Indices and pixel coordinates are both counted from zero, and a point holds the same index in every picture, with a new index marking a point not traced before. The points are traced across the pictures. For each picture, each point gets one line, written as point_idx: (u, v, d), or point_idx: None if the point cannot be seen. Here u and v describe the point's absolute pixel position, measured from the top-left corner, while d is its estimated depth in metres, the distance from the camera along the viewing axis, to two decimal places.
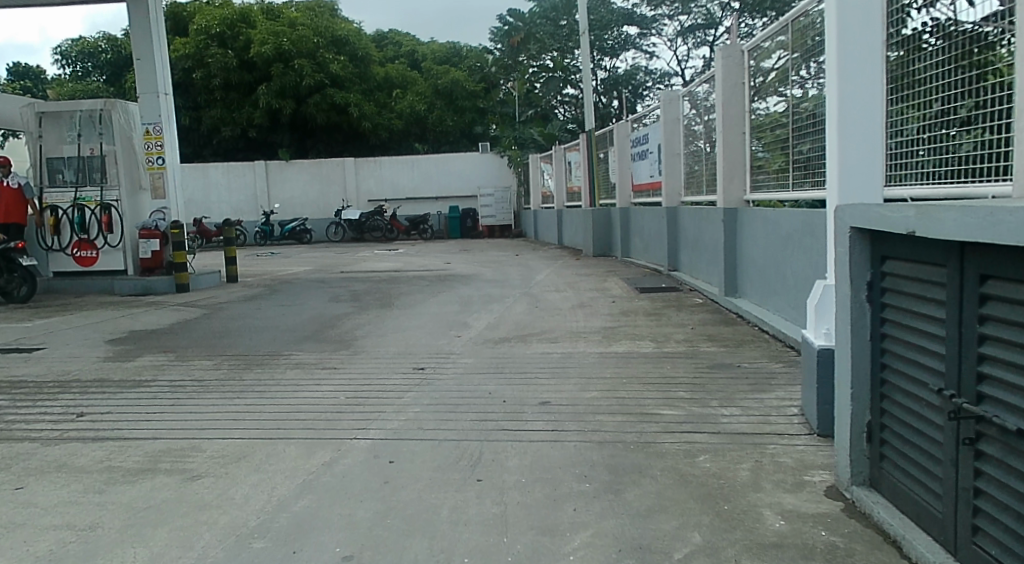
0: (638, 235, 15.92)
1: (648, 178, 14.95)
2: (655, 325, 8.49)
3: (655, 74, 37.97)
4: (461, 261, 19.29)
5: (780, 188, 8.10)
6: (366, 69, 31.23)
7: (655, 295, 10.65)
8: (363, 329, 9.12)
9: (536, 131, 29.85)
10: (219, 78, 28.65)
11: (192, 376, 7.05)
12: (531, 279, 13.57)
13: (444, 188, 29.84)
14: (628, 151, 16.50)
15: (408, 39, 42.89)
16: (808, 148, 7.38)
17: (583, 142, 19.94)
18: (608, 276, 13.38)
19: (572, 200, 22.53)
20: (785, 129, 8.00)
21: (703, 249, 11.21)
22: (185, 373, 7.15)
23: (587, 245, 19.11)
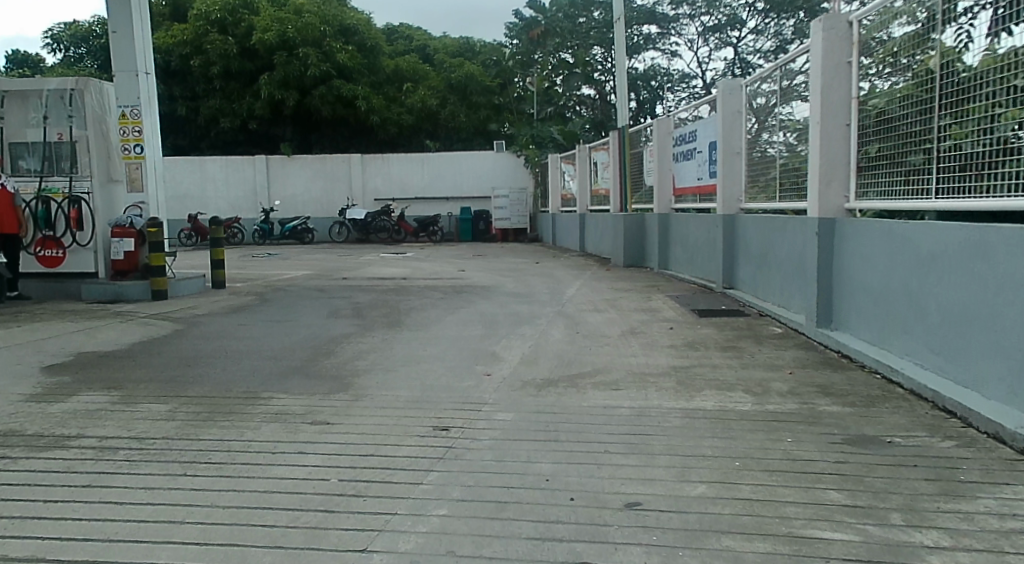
0: (680, 246, 14.10)
1: (694, 181, 13.27)
2: (739, 367, 6.65)
3: (675, 74, 36.19)
4: (476, 269, 17.46)
5: (912, 194, 6.35)
6: (375, 61, 29.35)
7: (720, 322, 8.81)
8: (366, 360, 7.28)
9: (555, 130, 28.10)
10: (219, 66, 26.79)
11: (137, 428, 5.18)
12: (562, 295, 11.74)
13: (455, 189, 28.02)
14: (670, 155, 14.79)
15: (419, 33, 41.01)
16: (961, 144, 5.77)
17: (614, 140, 18.28)
18: (652, 294, 11.55)
19: (597, 204, 20.72)
20: (916, 117, 6.31)
21: (775, 265, 9.43)
22: (128, 424, 5.28)
23: (617, 255, 17.30)
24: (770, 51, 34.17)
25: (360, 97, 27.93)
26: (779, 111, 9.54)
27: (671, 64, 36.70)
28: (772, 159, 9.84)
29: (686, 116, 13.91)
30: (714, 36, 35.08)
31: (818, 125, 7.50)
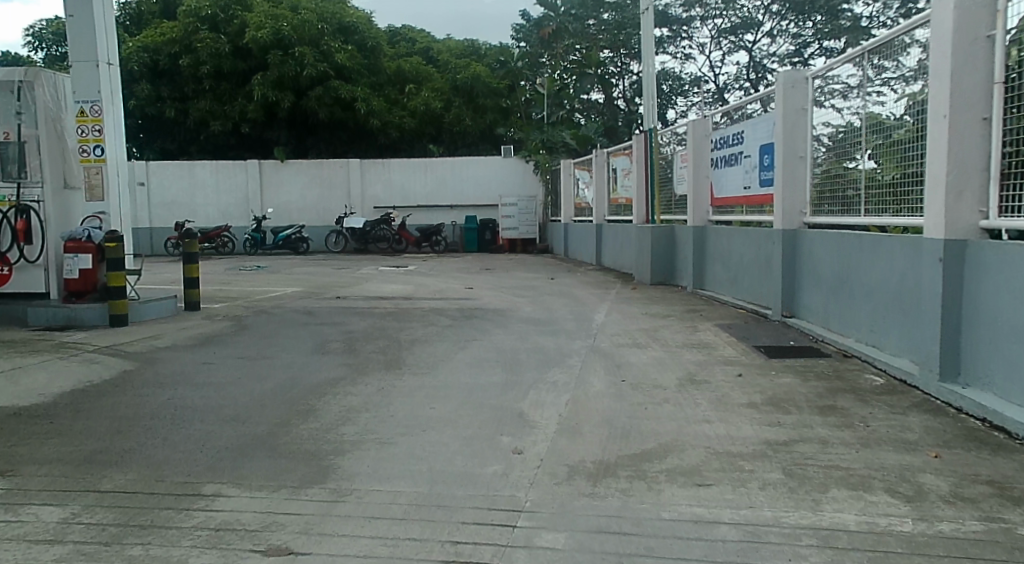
0: (722, 264, 12.39)
1: (739, 191, 11.76)
2: (858, 445, 4.93)
3: (687, 79, 34.49)
4: (485, 285, 15.77)
5: None
6: (376, 61, 27.65)
7: (798, 367, 7.09)
8: (357, 424, 5.55)
9: (568, 134, 26.42)
10: (209, 66, 25.01)
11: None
12: (591, 323, 10.05)
13: (460, 196, 26.33)
14: (708, 160, 13.17)
15: (421, 35, 39.39)
16: None
17: (639, 144, 16.61)
18: (697, 323, 9.83)
19: (616, 214, 19.09)
20: None
21: (862, 294, 7.74)
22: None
23: (642, 271, 15.61)
24: (787, 55, 32.54)
25: (359, 99, 26.15)
26: (861, 109, 8.23)
27: (683, 68, 35.00)
28: (844, 169, 8.65)
29: (729, 117, 12.40)
30: (728, 38, 33.38)
31: (950, 119, 5.91)
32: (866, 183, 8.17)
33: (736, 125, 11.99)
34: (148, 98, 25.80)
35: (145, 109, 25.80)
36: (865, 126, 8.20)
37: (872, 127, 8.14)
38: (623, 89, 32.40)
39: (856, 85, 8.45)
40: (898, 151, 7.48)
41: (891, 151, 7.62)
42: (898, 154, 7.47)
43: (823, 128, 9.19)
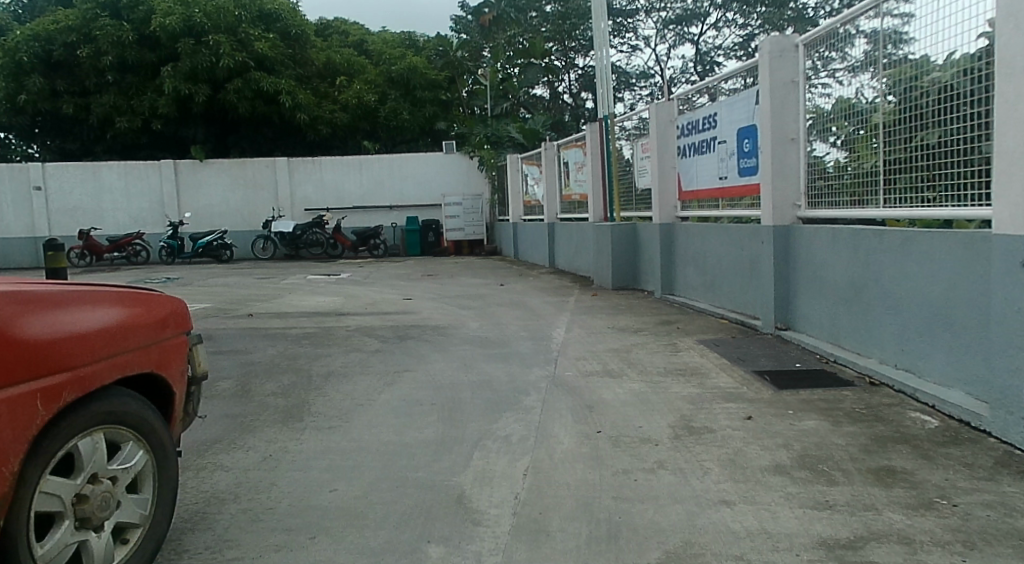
0: (697, 267, 10.87)
1: (714, 181, 10.29)
2: (959, 547, 3.34)
3: (634, 72, 33.11)
4: (425, 295, 14.03)
5: None
6: (302, 51, 25.99)
7: (821, 406, 5.51)
8: (217, 528, 3.74)
9: (514, 127, 24.75)
10: (111, 57, 22.89)
11: (108, 517, 3.24)
12: (549, 345, 8.38)
13: (400, 195, 24.65)
14: (676, 149, 11.65)
15: (355, 28, 37.40)
16: None
17: (592, 134, 15.08)
18: (677, 342, 8.23)
19: (569, 212, 17.53)
20: None
21: (889, 304, 6.24)
22: (68, 529, 3.07)
23: (601, 274, 14.06)
24: (733, 47, 31.40)
25: (283, 92, 24.18)
26: (875, 79, 6.77)
27: (630, 61, 33.58)
28: (852, 152, 7.19)
29: (695, 99, 10.91)
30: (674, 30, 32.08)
31: None
32: (883, 169, 6.73)
33: (707, 106, 10.48)
34: (42, 93, 23.33)
35: (39, 105, 23.36)
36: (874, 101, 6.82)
37: (853, 111, 7.17)
38: (569, 84, 30.88)
39: (823, 70, 7.63)
40: (872, 137, 6.88)
41: (912, 130, 6.27)
42: (872, 142, 6.87)
43: (821, 104, 7.68)
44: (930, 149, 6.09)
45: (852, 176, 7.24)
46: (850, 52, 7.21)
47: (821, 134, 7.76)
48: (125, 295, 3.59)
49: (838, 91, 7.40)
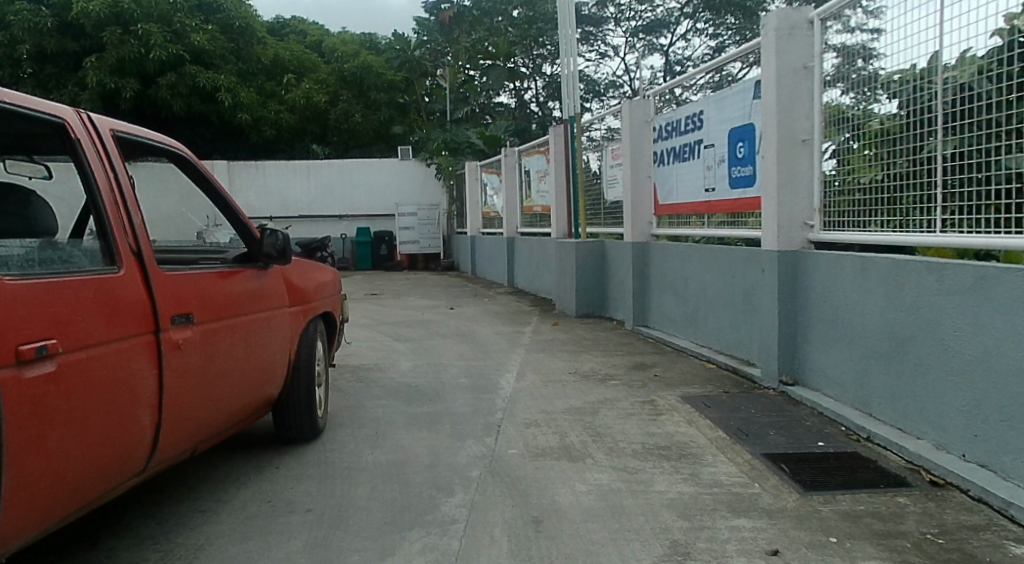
0: (676, 297, 9.14)
1: (699, 194, 8.55)
2: None
3: (601, 82, 31.55)
4: (363, 322, 12.23)
5: None
6: (248, 47, 25.74)
7: (877, 529, 3.72)
8: None
9: (475, 133, 22.83)
10: (29, 45, 22.03)
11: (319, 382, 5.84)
12: (492, 404, 6.57)
13: (351, 204, 23.38)
14: (652, 156, 9.95)
15: (315, 29, 35.59)
16: None
17: (558, 138, 13.38)
18: (655, 400, 6.42)
19: (530, 225, 15.86)
20: None
21: (950, 370, 4.53)
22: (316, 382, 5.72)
23: (565, 299, 12.35)
24: (703, 57, 29.89)
25: (222, 89, 23.85)
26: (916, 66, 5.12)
27: (599, 70, 31.92)
28: (878, 161, 5.51)
29: (674, 95, 9.25)
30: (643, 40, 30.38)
31: None
32: (924, 188, 5.06)
33: (688, 104, 8.76)
34: None
35: None
36: (912, 99, 5.15)
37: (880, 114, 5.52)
38: (535, 92, 29.32)
39: (843, 59, 5.96)
40: (871, 150, 5.59)
41: (976, 138, 4.61)
42: (869, 154, 5.64)
43: (838, 102, 6.00)
44: (971, 165, 4.67)
45: (852, 191, 5.85)
46: (881, 33, 5.54)
47: (836, 140, 6.05)
48: (316, 263, 6.18)
49: (859, 87, 5.75)
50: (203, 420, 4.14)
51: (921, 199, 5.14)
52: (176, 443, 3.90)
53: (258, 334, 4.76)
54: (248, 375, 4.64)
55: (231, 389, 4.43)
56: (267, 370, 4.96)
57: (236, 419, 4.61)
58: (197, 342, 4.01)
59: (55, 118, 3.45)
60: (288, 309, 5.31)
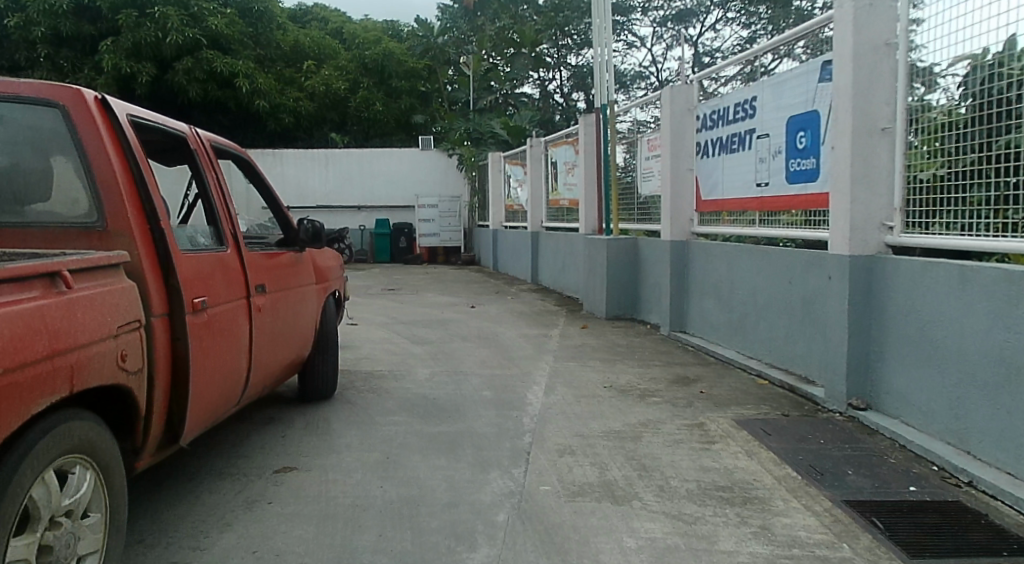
0: (721, 302, 8.34)
1: (751, 189, 7.73)
2: None
3: (628, 73, 30.58)
4: (379, 321, 11.53)
5: None
6: (267, 32, 25.03)
7: None
8: None
9: (499, 123, 22.03)
10: (45, 28, 21.45)
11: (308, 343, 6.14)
12: (520, 425, 5.83)
13: (370, 195, 22.70)
14: (694, 147, 9.13)
15: (335, 16, 34.83)
16: None
17: (587, 128, 12.59)
18: (705, 423, 5.66)
19: (555, 219, 15.10)
20: None
21: None
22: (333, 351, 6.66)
23: (593, 299, 11.59)
24: (734, 47, 28.84)
25: (240, 75, 23.17)
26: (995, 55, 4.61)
27: (626, 60, 30.92)
28: (947, 162, 4.99)
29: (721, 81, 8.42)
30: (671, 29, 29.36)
31: None
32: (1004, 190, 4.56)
33: (738, 90, 7.97)
34: None
35: None
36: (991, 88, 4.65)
37: (941, 109, 5.07)
38: (559, 83, 28.34)
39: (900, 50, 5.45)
40: (941, 146, 5.05)
41: None
42: (930, 150, 5.16)
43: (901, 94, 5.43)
44: None
45: (932, 191, 5.13)
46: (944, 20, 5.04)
47: (922, 130, 5.25)
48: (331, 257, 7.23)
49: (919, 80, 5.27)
50: (268, 372, 5.22)
51: (995, 198, 4.65)
52: (254, 387, 4.98)
53: (302, 307, 5.81)
54: (294, 341, 5.73)
55: (286, 349, 5.53)
56: (305, 338, 6.02)
57: (284, 376, 5.67)
58: (271, 308, 5.15)
59: (179, 130, 4.71)
60: (319, 290, 6.33)
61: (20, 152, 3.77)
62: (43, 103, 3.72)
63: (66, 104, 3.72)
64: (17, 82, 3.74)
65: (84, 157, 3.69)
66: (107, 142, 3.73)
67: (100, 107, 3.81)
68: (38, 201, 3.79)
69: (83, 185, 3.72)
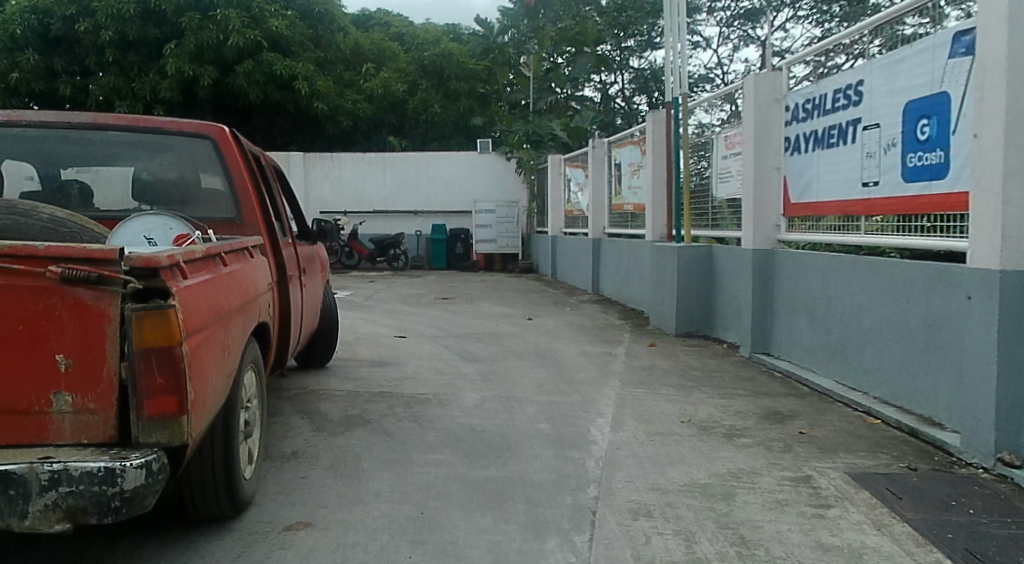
0: (813, 320, 7.26)
1: (857, 189, 6.62)
2: None
3: (695, 74, 29.22)
4: (431, 333, 10.68)
5: None
6: (326, 34, 24.46)
7: None
8: None
9: (560, 124, 21.04)
10: (112, 32, 21.27)
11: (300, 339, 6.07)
12: (588, 471, 4.86)
13: (426, 200, 21.94)
14: (781, 142, 8.03)
15: (397, 19, 34.23)
16: None
17: (656, 126, 11.53)
18: (813, 478, 4.63)
19: (619, 225, 14.06)
20: None
21: None
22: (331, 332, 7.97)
23: (661, 314, 10.54)
24: (806, 47, 27.21)
25: (300, 77, 22.61)
26: None
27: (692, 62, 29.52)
28: None
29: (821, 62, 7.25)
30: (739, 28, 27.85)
31: None
32: None
33: (840, 76, 6.86)
34: (36, 71, 21.59)
35: (34, 84, 21.53)
36: None
37: None
38: (620, 86, 27.08)
39: None
40: None
41: None
42: None
43: None
44: None
45: None
46: None
47: None
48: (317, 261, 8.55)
49: None
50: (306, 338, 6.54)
51: None
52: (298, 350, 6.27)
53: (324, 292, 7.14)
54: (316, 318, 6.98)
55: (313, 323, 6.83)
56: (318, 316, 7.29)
57: None
58: (312, 289, 6.42)
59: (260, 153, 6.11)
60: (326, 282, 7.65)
61: (176, 170, 5.17)
62: (196, 135, 5.19)
63: (212, 135, 5.22)
64: (176, 121, 5.21)
65: (227, 172, 5.20)
66: (241, 164, 5.25)
67: (232, 139, 5.32)
68: (187, 206, 5.18)
69: (227, 193, 5.22)
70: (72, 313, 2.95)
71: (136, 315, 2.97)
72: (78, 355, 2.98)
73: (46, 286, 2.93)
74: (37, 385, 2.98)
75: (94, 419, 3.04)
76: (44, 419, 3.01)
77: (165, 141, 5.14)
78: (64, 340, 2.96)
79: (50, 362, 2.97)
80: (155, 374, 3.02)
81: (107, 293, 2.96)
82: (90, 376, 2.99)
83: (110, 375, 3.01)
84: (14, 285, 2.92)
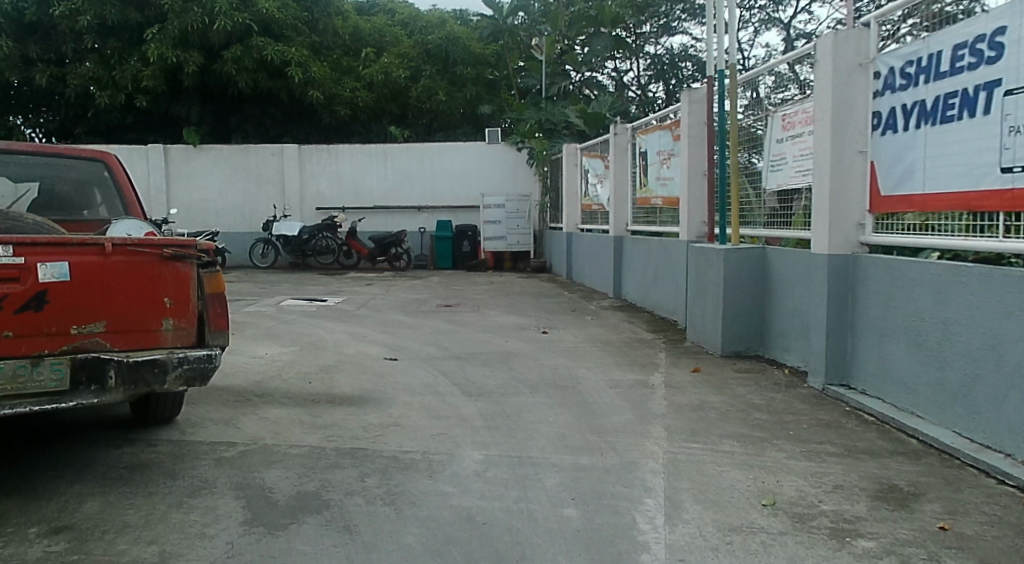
0: (917, 350, 5.55)
1: (992, 177, 4.91)
2: None
3: None
4: (428, 352, 9.06)
5: None
6: (322, 18, 22.76)
7: None
8: None
9: (574, 111, 19.32)
10: (89, 17, 19.62)
11: None
12: None
13: (431, 194, 20.23)
14: (869, 118, 6.29)
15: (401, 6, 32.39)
16: None
17: (690, 105, 9.79)
18: None
19: (645, 221, 12.36)
20: None
21: None
22: None
23: (702, 331, 8.83)
24: None
25: (292, 63, 20.86)
26: None
27: None
28: None
29: (928, 11, 5.53)
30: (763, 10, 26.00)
31: None
32: None
33: (965, 23, 5.13)
34: (10, 60, 19.96)
35: (8, 74, 19.94)
36: None
37: None
38: (636, 73, 25.29)
39: None
40: None
41: None
42: None
43: None
44: None
45: None
46: None
47: None
48: None
49: None
50: None
51: None
52: None
53: None
54: None
55: None
56: None
57: None
58: None
59: None
60: None
61: (73, 186, 5.94)
62: (90, 158, 6.01)
63: (104, 159, 6.06)
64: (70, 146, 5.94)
65: (118, 189, 6.09)
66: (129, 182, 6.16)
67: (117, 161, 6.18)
68: (85, 210, 5.97)
69: (115, 199, 6.09)
70: (172, 275, 4.69)
71: (207, 274, 4.91)
72: (177, 297, 4.74)
73: (157, 260, 4.61)
74: (149, 317, 4.64)
75: (184, 331, 4.80)
76: (155, 334, 4.68)
77: (67, 161, 5.91)
78: (170, 291, 4.70)
79: (160, 303, 4.67)
80: (217, 309, 4.98)
81: (189, 263, 4.74)
82: (184, 308, 4.77)
83: (195, 308, 4.83)
84: (140, 261, 4.55)
